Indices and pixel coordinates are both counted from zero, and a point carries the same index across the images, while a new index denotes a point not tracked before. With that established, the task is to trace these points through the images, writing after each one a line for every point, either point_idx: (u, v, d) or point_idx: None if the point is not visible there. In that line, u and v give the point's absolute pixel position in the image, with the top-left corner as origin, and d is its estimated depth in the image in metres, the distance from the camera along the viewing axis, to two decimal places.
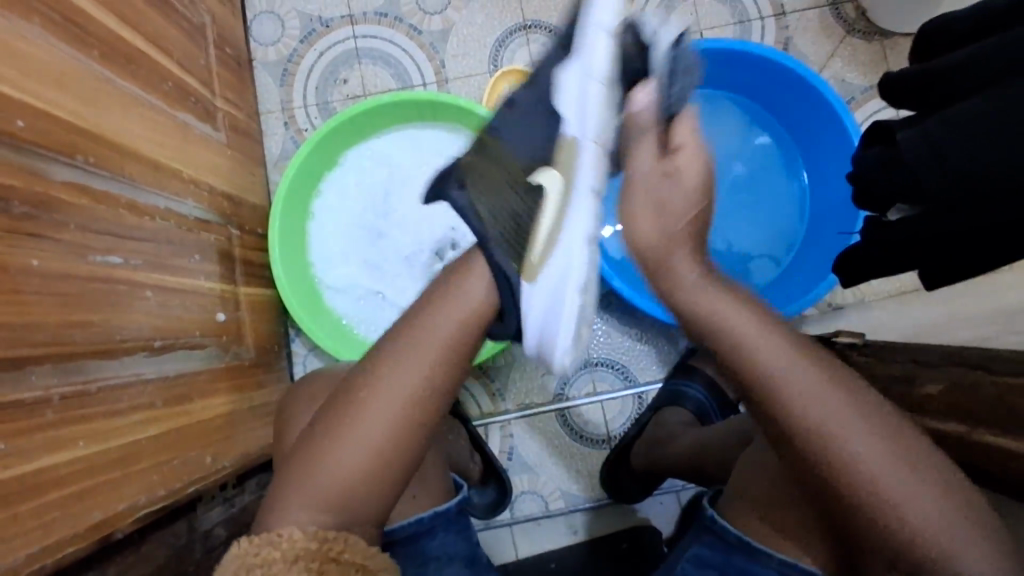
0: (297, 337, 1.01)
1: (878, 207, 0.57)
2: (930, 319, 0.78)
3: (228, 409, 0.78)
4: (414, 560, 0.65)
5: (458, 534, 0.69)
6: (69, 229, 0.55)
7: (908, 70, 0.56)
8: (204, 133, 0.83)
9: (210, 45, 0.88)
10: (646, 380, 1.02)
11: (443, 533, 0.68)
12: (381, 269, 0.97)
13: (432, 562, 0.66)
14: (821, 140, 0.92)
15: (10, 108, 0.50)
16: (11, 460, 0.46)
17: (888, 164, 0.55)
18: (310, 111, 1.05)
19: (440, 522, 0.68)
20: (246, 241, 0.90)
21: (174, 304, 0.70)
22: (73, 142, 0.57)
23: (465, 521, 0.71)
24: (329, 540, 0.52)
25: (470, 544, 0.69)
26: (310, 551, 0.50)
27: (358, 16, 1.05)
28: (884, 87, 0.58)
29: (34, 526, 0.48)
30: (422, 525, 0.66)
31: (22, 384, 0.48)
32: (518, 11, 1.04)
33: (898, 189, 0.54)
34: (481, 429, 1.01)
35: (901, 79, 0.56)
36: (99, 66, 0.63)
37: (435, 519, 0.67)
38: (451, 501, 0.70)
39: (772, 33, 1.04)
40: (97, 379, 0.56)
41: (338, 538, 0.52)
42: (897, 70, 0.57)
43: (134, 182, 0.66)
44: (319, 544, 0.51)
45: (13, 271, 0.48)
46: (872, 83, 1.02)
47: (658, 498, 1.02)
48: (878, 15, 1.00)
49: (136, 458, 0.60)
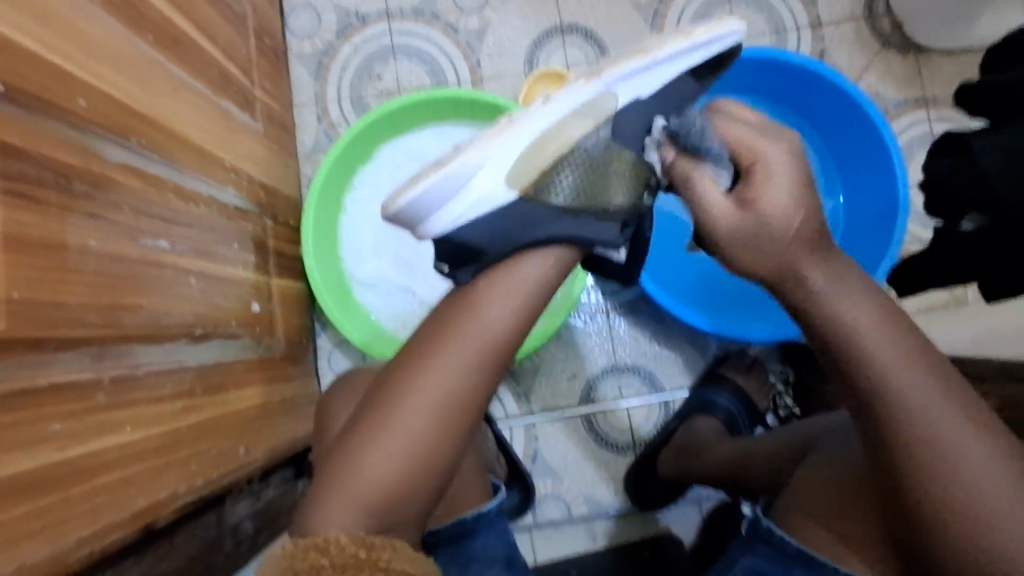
0: (323, 332, 1.00)
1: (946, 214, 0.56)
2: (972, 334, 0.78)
3: (258, 401, 0.77)
4: (455, 561, 0.65)
5: (498, 537, 0.68)
6: (123, 211, 0.55)
7: (988, 79, 0.56)
8: (243, 122, 0.82)
9: (251, 35, 0.88)
10: (672, 387, 1.01)
11: (483, 534, 0.67)
12: (412, 266, 0.97)
13: (475, 564, 0.65)
14: (858, 150, 0.92)
15: (73, 86, 0.50)
16: (63, 442, 0.45)
17: (965, 172, 0.54)
18: (344, 105, 1.04)
19: (482, 523, 0.67)
20: (279, 233, 0.89)
21: (214, 292, 0.69)
22: (127, 122, 0.57)
23: (504, 522, 0.71)
24: (376, 548, 0.49)
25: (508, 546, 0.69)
26: (358, 558, 0.48)
27: (395, 12, 1.05)
28: (961, 96, 0.58)
29: (83, 510, 0.47)
30: (466, 525, 0.66)
31: (75, 366, 0.48)
32: (556, 12, 1.04)
33: (969, 197, 0.54)
34: (505, 430, 1.01)
35: (978, 88, 0.56)
36: (151, 48, 0.62)
37: (476, 521, 0.66)
38: (493, 501, 0.69)
39: (808, 43, 1.04)
40: (143, 363, 0.56)
41: (386, 546, 0.50)
42: (971, 80, 0.57)
43: (181, 168, 0.65)
44: (367, 551, 0.49)
45: (70, 251, 0.48)
46: (906, 98, 1.02)
47: (678, 506, 1.01)
48: (914, 30, 1.00)
49: (177, 446, 0.59)
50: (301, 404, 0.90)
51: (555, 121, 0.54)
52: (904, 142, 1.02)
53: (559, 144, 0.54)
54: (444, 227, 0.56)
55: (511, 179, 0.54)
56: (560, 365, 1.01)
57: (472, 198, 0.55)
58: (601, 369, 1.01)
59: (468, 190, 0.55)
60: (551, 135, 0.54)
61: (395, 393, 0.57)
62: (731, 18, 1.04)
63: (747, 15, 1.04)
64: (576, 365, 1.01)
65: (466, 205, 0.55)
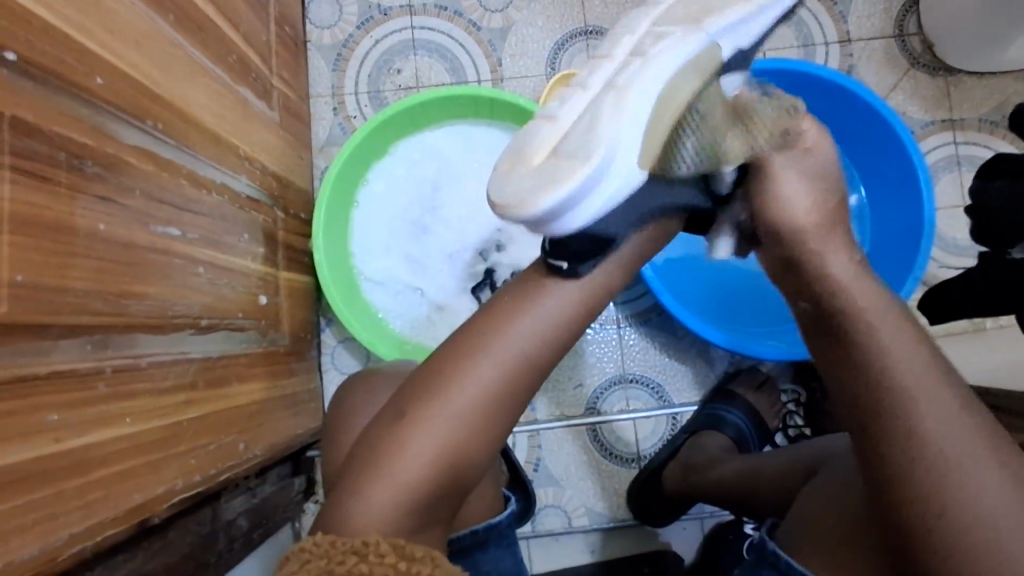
0: (328, 327, 0.98)
1: None
2: (999, 363, 0.76)
3: (261, 396, 0.75)
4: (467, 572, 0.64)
5: (507, 550, 0.67)
6: (135, 195, 0.53)
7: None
8: (260, 111, 0.81)
9: (272, 22, 0.86)
10: (681, 402, 0.99)
11: (490, 545, 0.66)
12: (422, 265, 0.95)
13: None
14: (883, 169, 0.90)
15: (89, 65, 0.48)
16: (61, 434, 0.44)
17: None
18: (362, 98, 1.03)
19: (493, 536, 0.66)
20: (290, 224, 0.88)
21: (222, 283, 0.68)
22: (143, 104, 0.55)
23: (513, 535, 0.69)
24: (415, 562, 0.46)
25: (517, 560, 0.67)
26: (397, 571, 0.46)
27: (418, 7, 1.03)
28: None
29: (78, 505, 0.45)
30: (477, 538, 0.64)
31: (77, 354, 0.46)
32: (581, 15, 1.03)
33: None
34: (508, 437, 0.99)
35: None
36: (172, 30, 0.60)
37: (488, 533, 0.65)
38: (505, 513, 0.68)
39: (836, 58, 1.02)
40: (146, 353, 0.54)
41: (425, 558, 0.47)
42: None
43: (195, 154, 0.63)
44: (407, 563, 0.46)
45: (79, 235, 0.46)
46: (934, 119, 1.01)
47: (680, 523, 0.99)
48: (945, 51, 0.98)
49: (177, 440, 0.58)
50: (303, 400, 0.88)
51: (665, 82, 0.50)
52: (930, 164, 1.01)
53: (674, 105, 0.50)
54: (576, 223, 0.51)
55: (644, 158, 0.50)
56: (568, 374, 0.99)
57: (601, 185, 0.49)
58: (609, 380, 0.99)
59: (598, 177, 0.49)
60: (670, 93, 0.50)
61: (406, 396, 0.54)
62: None
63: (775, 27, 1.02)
64: (584, 374, 0.99)
65: (599, 196, 0.50)
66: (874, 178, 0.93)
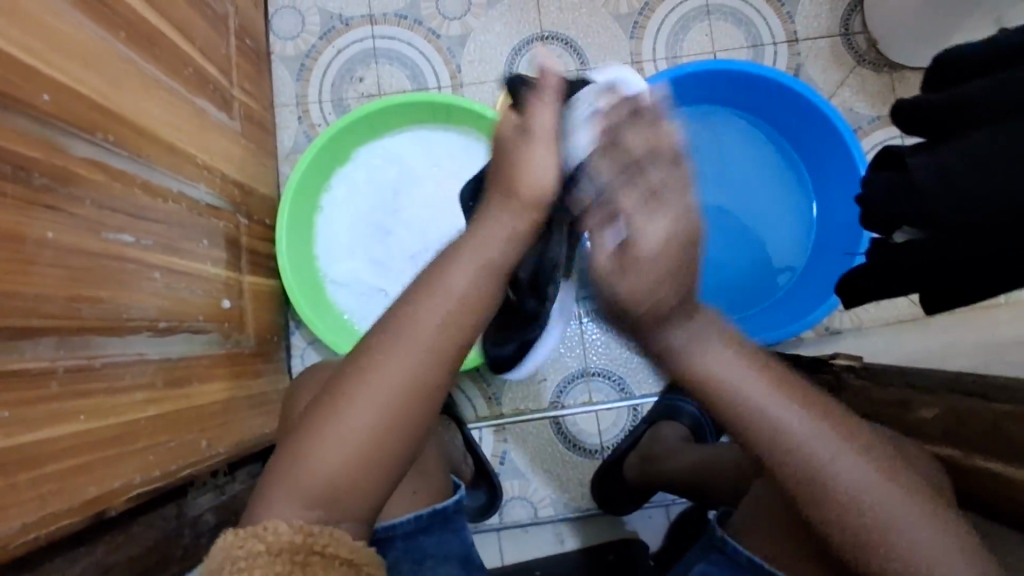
0: (297, 330, 1.01)
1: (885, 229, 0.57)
2: (930, 346, 0.78)
3: (224, 395, 0.78)
4: (412, 555, 0.66)
5: (453, 533, 0.69)
6: (86, 204, 0.56)
7: (921, 98, 0.56)
8: (219, 121, 0.83)
9: (231, 36, 0.89)
10: (642, 393, 1.02)
11: (435, 530, 0.68)
12: (386, 266, 0.98)
13: (429, 559, 0.66)
14: (828, 163, 0.93)
15: (36, 82, 0.51)
16: (12, 429, 0.46)
17: (899, 190, 0.55)
18: (325, 107, 1.06)
19: (438, 521, 0.68)
20: (254, 231, 0.91)
21: (180, 287, 0.70)
22: (94, 119, 0.58)
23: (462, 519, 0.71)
24: (313, 533, 0.49)
25: (464, 541, 0.69)
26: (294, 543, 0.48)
27: (378, 16, 1.06)
28: (899, 112, 0.58)
29: (30, 497, 0.48)
30: (421, 521, 0.67)
31: (28, 355, 0.49)
32: (536, 21, 1.06)
33: (907, 213, 0.54)
34: (474, 432, 1.01)
35: (913, 106, 0.56)
36: (124, 46, 0.63)
37: (433, 517, 0.68)
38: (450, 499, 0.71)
39: (783, 58, 1.05)
40: (101, 355, 0.57)
41: (323, 531, 0.50)
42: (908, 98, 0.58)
43: (150, 164, 0.66)
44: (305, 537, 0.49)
45: (28, 242, 0.49)
46: (879, 114, 1.04)
47: (645, 512, 1.02)
48: (888, 48, 1.02)
49: (134, 437, 0.60)
50: (270, 400, 0.91)
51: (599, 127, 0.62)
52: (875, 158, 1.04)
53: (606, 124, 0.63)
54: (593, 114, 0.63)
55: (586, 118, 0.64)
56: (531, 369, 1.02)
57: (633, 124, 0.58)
58: (572, 374, 1.02)
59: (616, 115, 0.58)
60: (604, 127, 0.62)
61: (325, 394, 0.55)
62: (709, 31, 1.06)
63: (724, 29, 1.06)
64: (547, 369, 1.02)
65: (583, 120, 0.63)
66: (818, 174, 0.97)
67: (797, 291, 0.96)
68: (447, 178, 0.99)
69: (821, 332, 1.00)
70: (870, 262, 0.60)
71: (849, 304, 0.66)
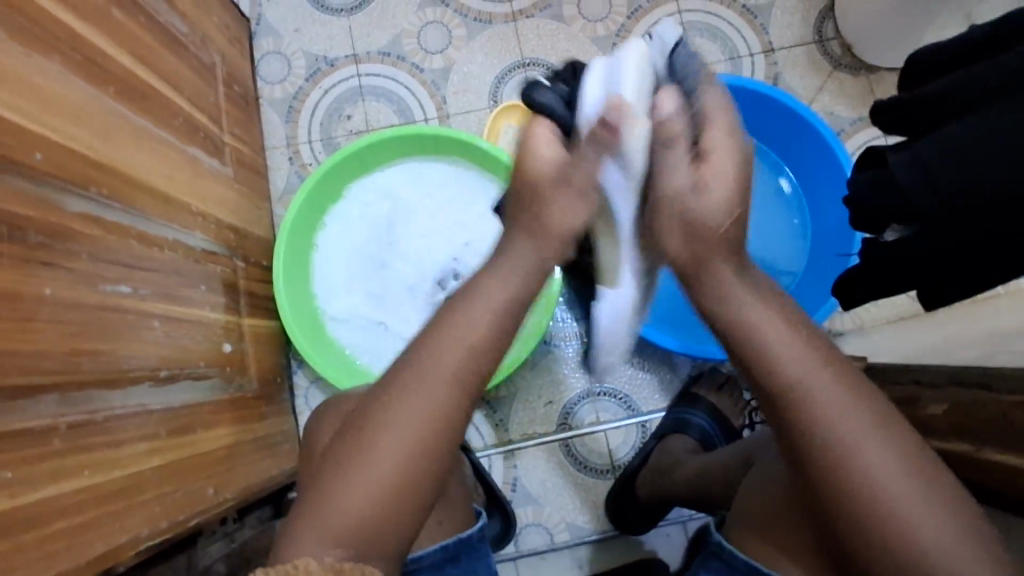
0: (299, 369, 1.01)
1: (872, 228, 0.58)
2: (932, 340, 0.78)
3: (228, 441, 0.77)
4: None
5: (480, 558, 0.68)
6: (82, 258, 0.56)
7: (896, 97, 0.57)
8: (211, 167, 0.84)
9: (220, 83, 0.91)
10: (649, 409, 1.01)
11: (461, 559, 0.67)
12: (383, 300, 0.98)
13: None
14: (814, 167, 0.94)
15: (30, 141, 0.52)
16: (15, 489, 0.46)
17: (881, 188, 0.55)
18: (315, 146, 1.07)
19: (463, 549, 0.67)
20: (251, 273, 0.91)
21: (180, 334, 0.70)
22: (87, 173, 0.59)
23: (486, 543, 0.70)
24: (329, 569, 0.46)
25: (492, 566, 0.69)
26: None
27: (362, 55, 1.08)
28: (877, 113, 0.59)
29: (39, 556, 0.47)
30: (446, 551, 0.66)
31: (31, 413, 0.48)
32: (517, 49, 1.08)
33: (892, 210, 0.55)
34: (484, 460, 1.00)
35: (892, 106, 0.57)
36: (114, 100, 0.64)
37: (457, 546, 0.67)
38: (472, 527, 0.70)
39: (762, 68, 1.07)
40: (104, 409, 0.57)
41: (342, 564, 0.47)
42: (884, 98, 0.59)
43: (145, 215, 0.67)
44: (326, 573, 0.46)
45: (27, 300, 0.49)
46: (860, 116, 1.06)
47: (663, 530, 1.00)
48: (863, 52, 1.04)
49: (139, 489, 0.59)
50: (275, 442, 0.90)
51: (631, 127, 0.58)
52: None
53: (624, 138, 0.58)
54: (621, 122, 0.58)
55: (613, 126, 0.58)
56: (536, 392, 1.02)
57: (638, 87, 0.57)
58: (577, 395, 1.02)
59: (627, 67, 0.58)
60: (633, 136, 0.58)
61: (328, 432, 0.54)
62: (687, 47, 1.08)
63: (701, 43, 1.08)
64: (552, 391, 1.02)
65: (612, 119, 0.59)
66: (806, 178, 0.98)
67: (798, 295, 0.96)
68: (438, 208, 1.00)
69: (824, 335, 1.00)
70: (864, 263, 0.61)
71: (846, 306, 0.66)
